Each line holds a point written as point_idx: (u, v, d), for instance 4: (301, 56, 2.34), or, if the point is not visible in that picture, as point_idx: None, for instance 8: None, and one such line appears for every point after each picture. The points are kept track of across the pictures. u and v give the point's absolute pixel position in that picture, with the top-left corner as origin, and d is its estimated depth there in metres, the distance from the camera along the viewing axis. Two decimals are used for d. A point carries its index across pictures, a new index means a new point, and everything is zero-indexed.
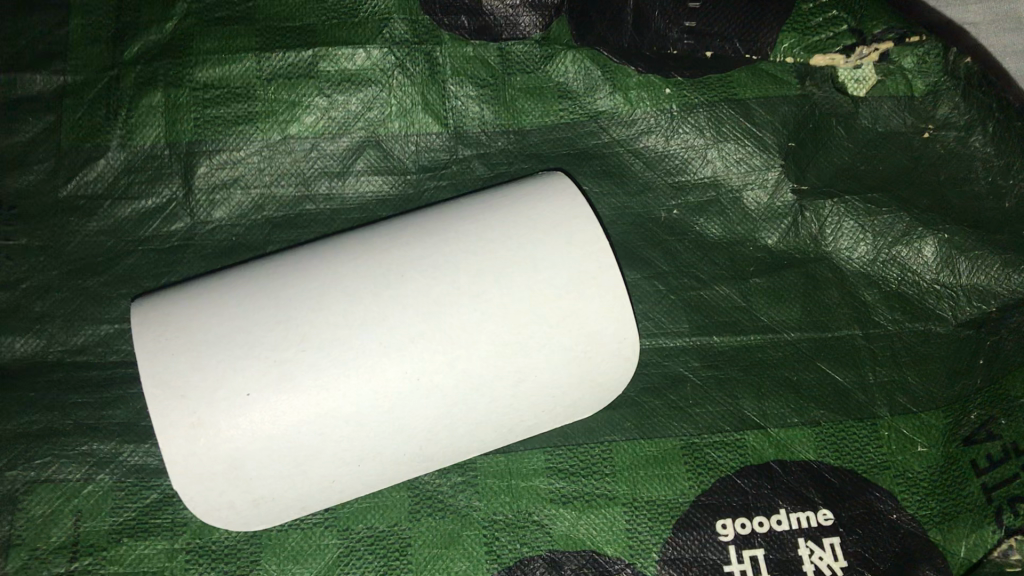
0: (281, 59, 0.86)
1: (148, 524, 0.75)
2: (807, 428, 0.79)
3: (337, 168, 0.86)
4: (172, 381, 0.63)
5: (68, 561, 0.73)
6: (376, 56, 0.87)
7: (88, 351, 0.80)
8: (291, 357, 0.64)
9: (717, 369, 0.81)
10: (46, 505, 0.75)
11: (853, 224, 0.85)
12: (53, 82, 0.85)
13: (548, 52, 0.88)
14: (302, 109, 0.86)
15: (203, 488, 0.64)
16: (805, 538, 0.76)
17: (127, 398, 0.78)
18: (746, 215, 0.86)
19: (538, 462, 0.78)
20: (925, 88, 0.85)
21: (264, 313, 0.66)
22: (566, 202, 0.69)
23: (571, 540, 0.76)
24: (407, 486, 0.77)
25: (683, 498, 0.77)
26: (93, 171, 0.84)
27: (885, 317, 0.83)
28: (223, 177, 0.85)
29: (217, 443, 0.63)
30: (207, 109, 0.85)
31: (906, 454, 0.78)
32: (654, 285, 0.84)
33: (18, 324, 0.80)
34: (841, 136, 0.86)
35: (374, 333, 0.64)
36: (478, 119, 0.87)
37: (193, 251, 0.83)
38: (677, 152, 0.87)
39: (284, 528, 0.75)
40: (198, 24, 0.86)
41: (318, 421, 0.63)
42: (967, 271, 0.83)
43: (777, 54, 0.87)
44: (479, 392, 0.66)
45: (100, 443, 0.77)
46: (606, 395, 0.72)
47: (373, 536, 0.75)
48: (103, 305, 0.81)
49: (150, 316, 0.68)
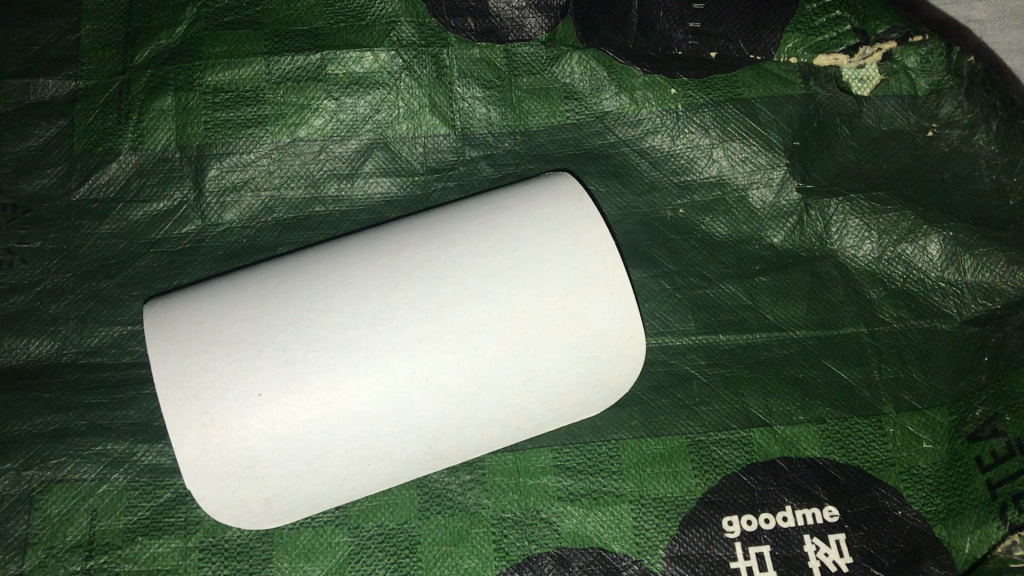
0: (289, 63, 0.87)
1: (162, 522, 0.76)
2: (813, 426, 0.80)
3: (345, 170, 0.86)
4: (185, 382, 0.64)
5: (84, 559, 0.75)
6: (383, 59, 0.88)
7: (102, 353, 0.81)
8: (301, 358, 0.65)
9: (723, 367, 0.82)
10: (61, 504, 0.76)
11: (858, 223, 0.85)
12: (65, 87, 0.86)
13: (554, 53, 0.88)
14: (310, 112, 0.87)
15: (215, 487, 0.65)
16: (811, 535, 0.76)
17: (140, 398, 0.80)
18: (751, 214, 0.87)
19: (546, 460, 0.79)
20: (928, 88, 0.85)
21: (275, 315, 0.67)
22: (573, 204, 0.70)
23: (578, 537, 0.77)
24: (416, 485, 0.78)
25: (690, 496, 0.78)
26: (106, 174, 0.85)
27: (891, 315, 0.83)
28: (233, 179, 0.86)
29: (230, 443, 0.64)
30: (217, 112, 0.86)
31: (911, 451, 0.79)
32: (660, 284, 0.85)
33: (32, 326, 0.81)
34: (846, 135, 0.87)
35: (382, 334, 0.65)
36: (485, 120, 0.88)
37: (204, 253, 0.84)
38: (682, 152, 0.88)
39: (295, 527, 0.76)
40: (209, 28, 0.87)
41: (328, 421, 0.64)
42: (972, 268, 0.83)
43: (781, 54, 0.87)
44: (486, 391, 0.67)
45: (113, 443, 0.78)
46: (613, 394, 0.72)
47: (383, 535, 0.76)
48: (116, 307, 0.82)
49: (163, 317, 0.69)
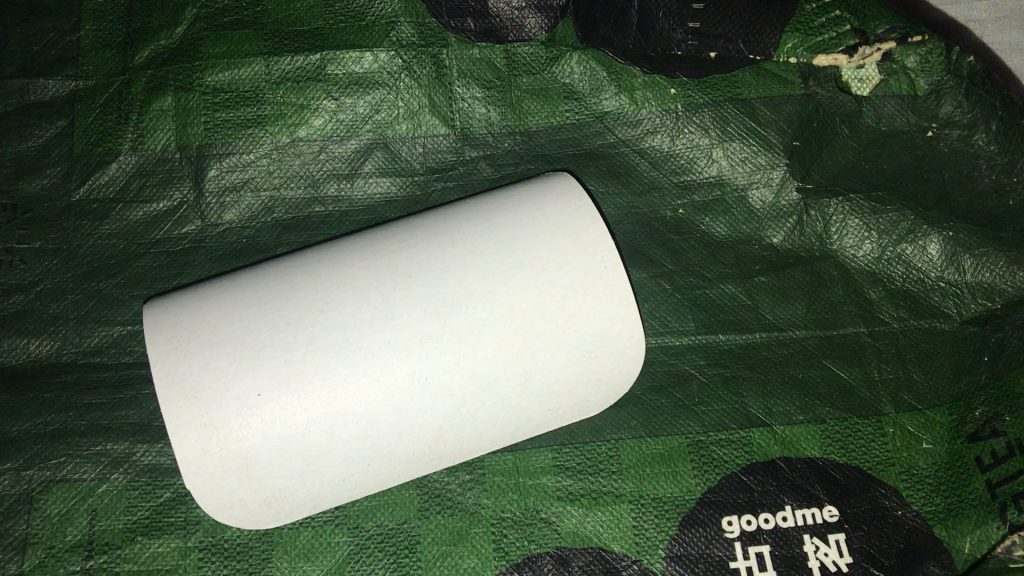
0: (289, 63, 0.87)
1: (162, 522, 0.76)
2: (812, 426, 0.80)
3: (346, 170, 0.86)
4: (185, 382, 0.64)
5: (83, 559, 0.75)
6: (383, 59, 0.88)
7: (102, 353, 0.81)
8: (300, 358, 0.65)
9: (722, 367, 0.82)
10: (61, 504, 0.76)
11: (858, 223, 0.85)
12: (65, 87, 0.86)
13: (554, 53, 0.88)
14: (309, 112, 0.87)
15: (215, 487, 0.65)
16: (810, 535, 0.76)
17: (140, 399, 0.80)
18: (751, 214, 0.87)
19: (546, 460, 0.79)
20: (928, 88, 0.85)
21: (274, 314, 0.67)
22: (572, 204, 0.70)
23: (577, 537, 0.77)
24: (416, 485, 0.78)
25: (689, 496, 0.78)
26: (106, 174, 0.85)
27: (890, 316, 0.83)
28: (233, 179, 0.86)
29: (229, 443, 0.64)
30: (217, 112, 0.86)
31: (911, 451, 0.79)
32: (660, 284, 0.85)
33: (33, 326, 0.81)
34: (846, 135, 0.87)
35: (381, 334, 0.65)
36: (485, 120, 0.88)
37: (204, 253, 0.84)
38: (682, 152, 0.88)
39: (295, 527, 0.76)
40: (209, 28, 0.87)
41: (328, 421, 0.64)
42: (972, 268, 0.83)
43: (780, 54, 0.87)
44: (486, 392, 0.67)
45: (113, 443, 0.78)
46: (613, 394, 0.72)
47: (382, 535, 0.76)
48: (116, 307, 0.82)
49: (162, 318, 0.69)
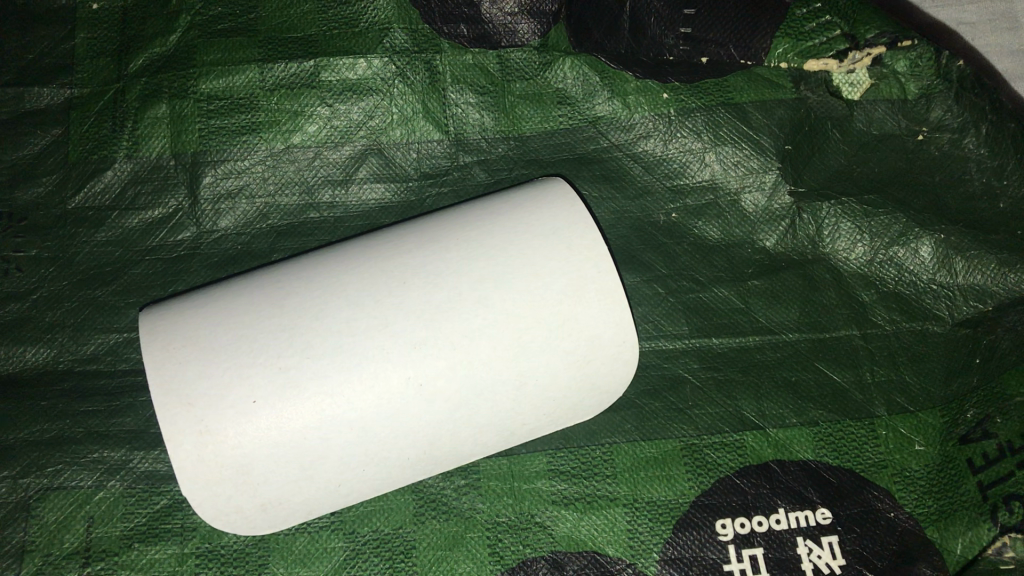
0: (283, 70, 0.87)
1: (159, 529, 0.76)
2: (805, 428, 0.80)
3: (339, 176, 0.87)
4: (180, 390, 0.65)
5: (80, 566, 0.75)
6: (377, 65, 0.88)
7: (98, 361, 0.81)
8: (295, 364, 0.65)
9: (716, 370, 0.82)
10: (59, 511, 0.77)
11: (850, 226, 0.86)
12: (61, 95, 0.86)
13: (546, 58, 0.89)
14: (304, 119, 0.87)
15: (212, 494, 0.65)
16: (803, 538, 0.77)
17: (136, 406, 0.80)
18: (744, 218, 0.87)
19: (540, 465, 0.79)
20: (919, 91, 0.85)
21: (269, 322, 0.67)
22: (564, 209, 0.71)
23: (572, 541, 0.77)
24: (411, 490, 0.78)
25: (683, 499, 0.78)
26: (101, 181, 0.85)
27: (882, 318, 0.84)
28: (227, 186, 0.86)
29: (224, 449, 0.64)
30: (211, 120, 0.87)
31: (904, 452, 0.79)
32: (653, 288, 0.85)
33: (29, 334, 0.81)
34: (837, 138, 0.87)
35: (376, 341, 0.65)
36: (478, 126, 0.88)
37: (199, 260, 0.85)
38: (675, 155, 0.88)
39: (291, 533, 0.77)
40: (202, 35, 0.88)
41: (324, 426, 0.65)
42: (964, 270, 0.84)
43: (771, 59, 0.87)
44: (480, 396, 0.67)
45: (111, 451, 0.78)
46: (605, 398, 0.73)
47: (379, 539, 0.77)
48: (113, 314, 0.82)
49: (157, 325, 0.69)
